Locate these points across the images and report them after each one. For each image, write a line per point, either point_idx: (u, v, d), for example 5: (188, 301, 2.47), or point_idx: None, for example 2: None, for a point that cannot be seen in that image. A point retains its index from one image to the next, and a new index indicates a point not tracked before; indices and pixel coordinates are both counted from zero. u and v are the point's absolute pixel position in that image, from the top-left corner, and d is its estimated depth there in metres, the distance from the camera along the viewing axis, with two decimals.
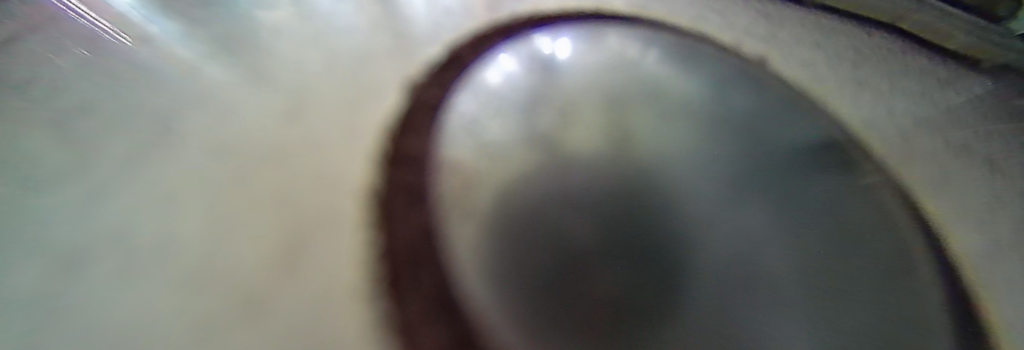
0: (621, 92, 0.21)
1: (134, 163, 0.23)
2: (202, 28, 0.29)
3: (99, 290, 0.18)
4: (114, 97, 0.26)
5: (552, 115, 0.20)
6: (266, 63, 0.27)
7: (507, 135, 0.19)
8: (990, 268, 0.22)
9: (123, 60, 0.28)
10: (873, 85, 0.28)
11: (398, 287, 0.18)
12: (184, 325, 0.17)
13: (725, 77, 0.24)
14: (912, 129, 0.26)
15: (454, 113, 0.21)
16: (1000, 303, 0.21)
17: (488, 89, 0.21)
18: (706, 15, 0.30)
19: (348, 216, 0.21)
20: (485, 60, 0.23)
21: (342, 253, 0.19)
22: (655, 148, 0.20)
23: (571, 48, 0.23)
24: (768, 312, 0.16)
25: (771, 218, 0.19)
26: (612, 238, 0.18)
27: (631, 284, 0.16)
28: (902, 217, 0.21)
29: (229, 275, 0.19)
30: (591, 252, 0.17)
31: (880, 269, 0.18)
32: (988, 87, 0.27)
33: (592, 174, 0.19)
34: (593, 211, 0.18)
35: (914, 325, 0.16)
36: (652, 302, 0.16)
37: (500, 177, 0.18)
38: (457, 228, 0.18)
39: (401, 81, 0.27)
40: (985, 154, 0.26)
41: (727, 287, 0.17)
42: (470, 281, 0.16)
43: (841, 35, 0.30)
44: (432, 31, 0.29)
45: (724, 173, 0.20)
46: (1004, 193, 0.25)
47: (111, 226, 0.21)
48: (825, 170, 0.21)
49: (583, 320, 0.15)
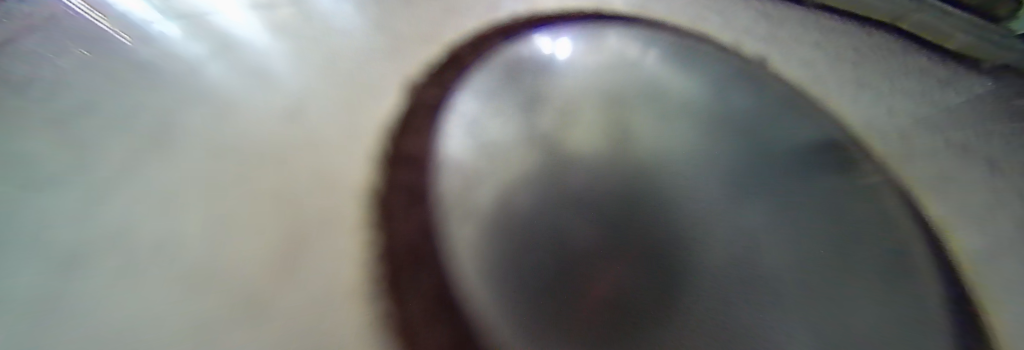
0: (621, 93, 0.22)
1: (134, 162, 0.23)
2: (200, 26, 0.29)
3: (98, 289, 0.18)
4: (116, 97, 0.26)
5: (553, 116, 0.21)
6: (267, 63, 0.28)
7: (507, 135, 0.20)
8: (991, 269, 0.22)
9: (124, 60, 0.28)
10: (872, 85, 0.28)
11: (399, 287, 0.18)
12: (179, 326, 0.16)
13: (722, 78, 0.24)
14: (911, 129, 0.26)
15: (455, 113, 0.21)
16: (1001, 303, 0.21)
17: (488, 90, 0.21)
18: (705, 15, 0.31)
19: (348, 219, 0.21)
20: (486, 60, 0.24)
21: (344, 253, 0.19)
22: (656, 148, 0.20)
23: (571, 48, 0.23)
24: (767, 312, 0.16)
25: (770, 219, 0.19)
26: (612, 238, 0.17)
27: (634, 283, 0.16)
28: (902, 217, 0.21)
29: (228, 275, 0.18)
30: (592, 252, 0.17)
31: (880, 267, 0.18)
32: (987, 87, 0.27)
33: (594, 173, 0.19)
34: (595, 209, 0.18)
35: (915, 324, 0.16)
36: (654, 302, 0.16)
37: (500, 177, 0.18)
38: (457, 228, 0.18)
39: (401, 81, 0.27)
40: (986, 154, 0.25)
41: (732, 286, 0.16)
42: (471, 282, 0.16)
43: (841, 35, 0.30)
44: (432, 32, 0.29)
45: (725, 170, 0.20)
46: (1005, 193, 0.24)
47: (109, 226, 0.21)
48: (824, 171, 0.21)
49: (583, 320, 0.15)
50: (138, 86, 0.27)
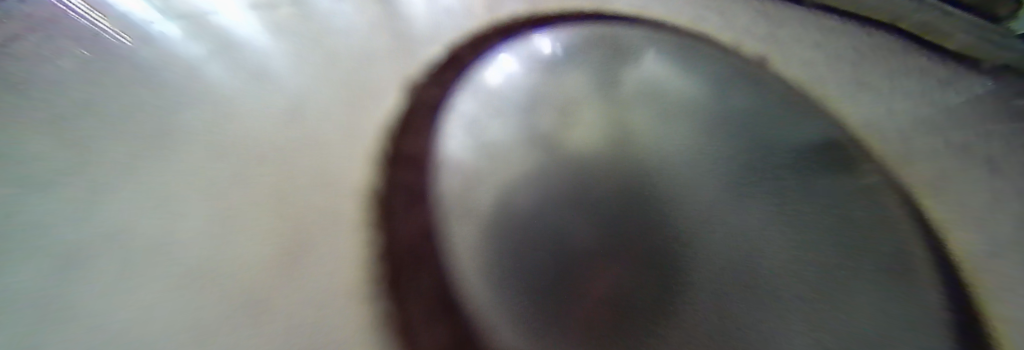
0: (621, 93, 0.22)
1: (135, 162, 0.23)
2: (200, 27, 0.30)
3: (97, 290, 0.18)
4: (117, 97, 0.26)
5: (552, 115, 0.21)
6: (266, 63, 0.28)
7: (507, 135, 0.20)
8: (992, 268, 0.22)
9: (123, 60, 0.28)
10: (872, 85, 0.28)
11: (399, 287, 0.18)
12: (179, 326, 0.16)
13: (722, 78, 0.24)
14: (910, 129, 0.26)
15: (454, 113, 0.21)
16: (1004, 303, 0.21)
17: (488, 89, 0.21)
18: (705, 15, 0.31)
19: (348, 219, 0.21)
20: (486, 60, 0.24)
21: (344, 254, 0.19)
22: (656, 147, 0.20)
23: (570, 49, 0.23)
24: (772, 312, 0.16)
25: (769, 219, 0.19)
26: (613, 239, 0.17)
27: (635, 283, 0.16)
28: (901, 217, 0.21)
29: (227, 274, 0.18)
30: (594, 252, 0.16)
31: (879, 267, 0.18)
32: (988, 87, 0.27)
33: (593, 172, 0.19)
34: (595, 209, 0.18)
35: (915, 322, 0.16)
36: (655, 301, 0.16)
37: (499, 178, 0.19)
38: (457, 228, 0.18)
39: (401, 81, 0.27)
40: (986, 154, 0.26)
41: (728, 286, 0.16)
42: (470, 283, 0.16)
43: (840, 35, 0.30)
44: (432, 31, 0.29)
45: (725, 171, 0.20)
46: (1005, 192, 0.24)
47: (108, 226, 0.21)
48: (824, 170, 0.21)
49: (582, 320, 0.15)
50: (138, 87, 0.27)
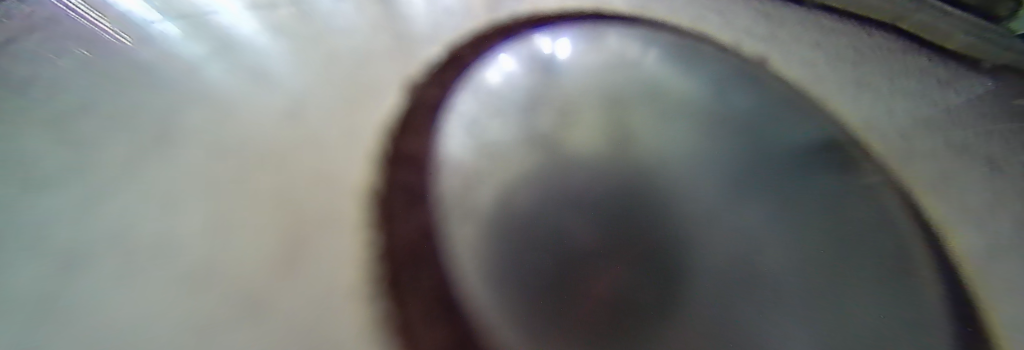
0: (621, 94, 0.22)
1: (134, 163, 0.23)
2: (201, 27, 0.29)
3: (98, 289, 0.18)
4: (113, 97, 0.26)
5: (553, 116, 0.20)
6: (264, 62, 0.27)
7: (507, 136, 0.19)
8: (984, 269, 0.22)
9: (122, 59, 0.28)
10: (874, 85, 0.27)
11: (399, 287, 0.18)
12: (183, 324, 0.17)
13: (723, 78, 0.24)
14: (913, 129, 0.26)
15: (454, 113, 0.21)
16: (994, 303, 0.21)
17: (487, 90, 0.21)
18: (705, 15, 0.30)
19: (348, 218, 0.20)
20: (485, 60, 0.23)
21: (344, 254, 0.19)
22: (655, 149, 0.20)
23: (571, 48, 0.23)
24: (767, 316, 0.16)
25: (773, 221, 0.18)
26: (612, 240, 0.18)
27: (631, 283, 0.17)
28: (902, 219, 0.21)
29: (228, 274, 0.19)
30: (592, 253, 0.17)
31: (879, 266, 0.18)
32: (987, 87, 0.28)
33: (592, 175, 0.20)
34: (594, 210, 0.18)
35: (914, 326, 0.17)
36: (650, 303, 0.16)
37: (500, 177, 0.18)
38: (457, 229, 0.17)
39: (400, 80, 0.26)
40: (988, 154, 0.26)
41: (733, 289, 0.16)
42: (470, 282, 0.16)
43: (842, 34, 0.29)
44: (432, 31, 0.29)
45: (726, 173, 0.20)
46: (1000, 193, 0.25)
47: (109, 229, 0.21)
48: (827, 172, 0.21)
49: (580, 319, 0.15)
50: (134, 87, 0.27)
